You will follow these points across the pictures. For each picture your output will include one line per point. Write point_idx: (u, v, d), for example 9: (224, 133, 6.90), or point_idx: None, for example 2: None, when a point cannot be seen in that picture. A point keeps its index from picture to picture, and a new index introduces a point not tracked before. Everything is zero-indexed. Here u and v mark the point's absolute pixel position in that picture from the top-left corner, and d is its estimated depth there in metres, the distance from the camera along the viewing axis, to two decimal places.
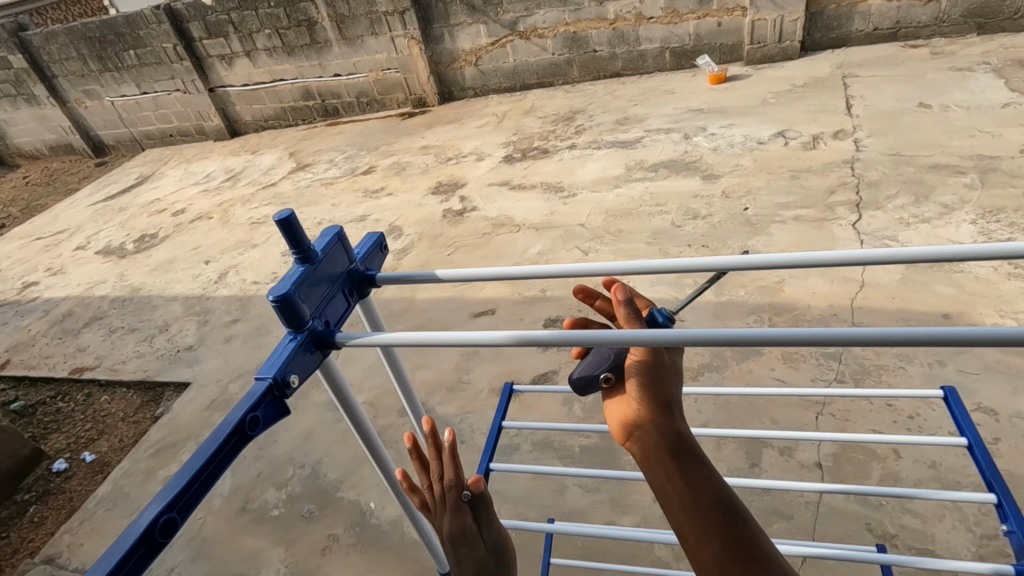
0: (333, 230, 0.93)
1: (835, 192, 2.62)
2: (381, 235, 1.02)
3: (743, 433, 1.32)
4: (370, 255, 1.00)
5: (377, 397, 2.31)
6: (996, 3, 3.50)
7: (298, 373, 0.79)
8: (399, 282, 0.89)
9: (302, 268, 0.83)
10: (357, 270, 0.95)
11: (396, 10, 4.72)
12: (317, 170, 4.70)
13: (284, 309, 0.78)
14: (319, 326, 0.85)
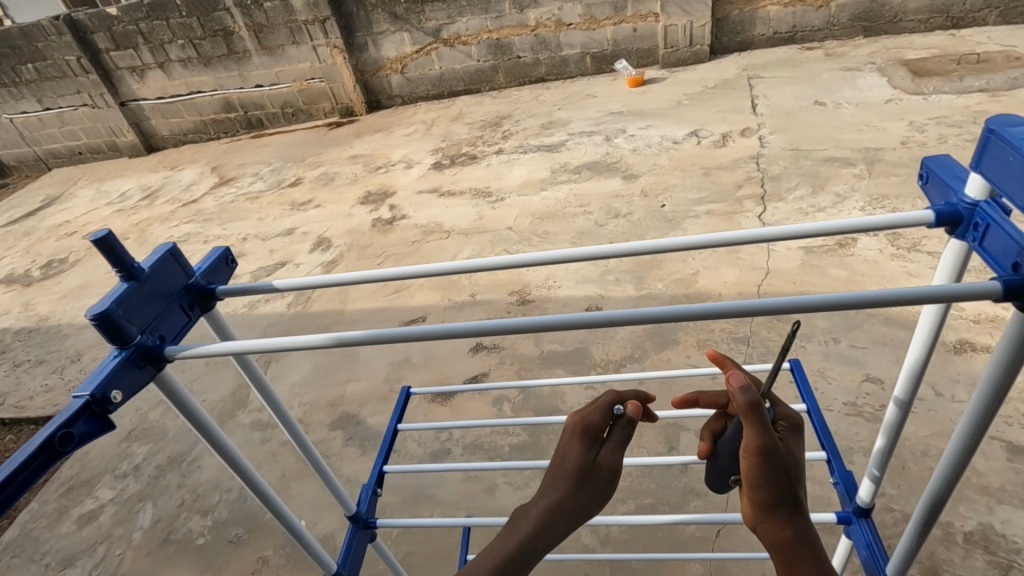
0: (167, 245, 0.87)
1: (742, 186, 2.79)
2: (227, 248, 0.97)
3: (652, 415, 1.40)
4: (214, 268, 0.94)
5: (307, 413, 2.26)
6: (877, 8, 3.82)
7: (121, 389, 0.74)
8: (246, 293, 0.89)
9: (126, 286, 0.77)
10: (197, 284, 0.90)
11: (317, 19, 4.64)
12: (241, 184, 4.54)
13: (105, 327, 0.73)
14: (150, 341, 0.80)
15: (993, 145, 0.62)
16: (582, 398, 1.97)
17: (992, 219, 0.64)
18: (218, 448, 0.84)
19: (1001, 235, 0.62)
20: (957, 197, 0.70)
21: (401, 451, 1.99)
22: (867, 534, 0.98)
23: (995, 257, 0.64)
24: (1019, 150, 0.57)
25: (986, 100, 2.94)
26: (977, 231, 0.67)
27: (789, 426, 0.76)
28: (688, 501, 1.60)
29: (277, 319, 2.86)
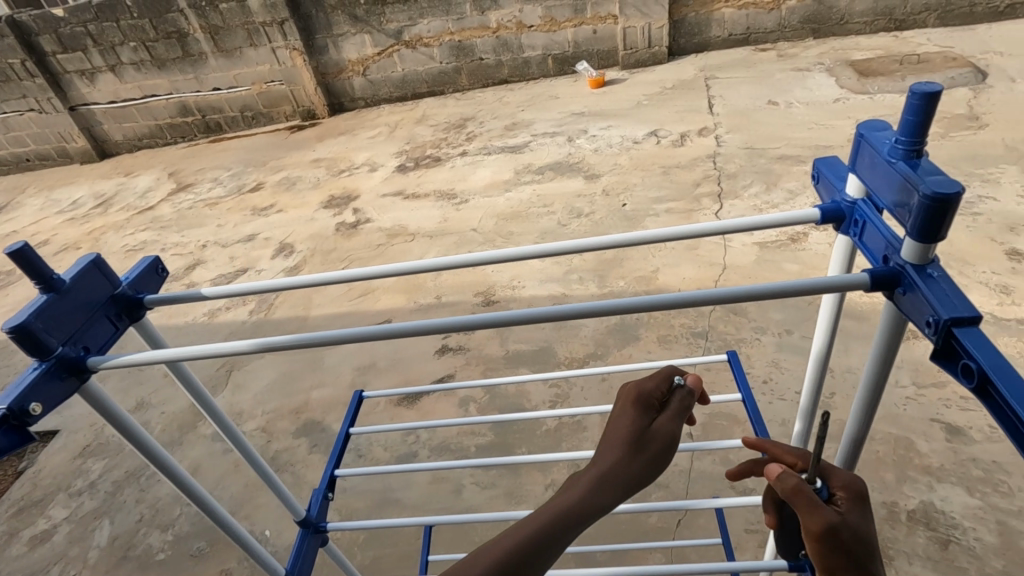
0: (90, 256, 0.85)
1: (700, 185, 2.86)
2: (157, 258, 0.96)
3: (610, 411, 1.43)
4: (142, 276, 0.93)
5: (270, 421, 2.23)
6: (825, 11, 3.96)
7: (41, 401, 0.72)
8: (171, 302, 0.87)
9: (46, 298, 0.76)
10: (124, 294, 0.89)
11: (275, 20, 4.56)
12: (199, 190, 4.43)
13: (23, 339, 0.71)
14: (73, 352, 0.78)
15: (864, 148, 0.67)
16: (546, 397, 2.00)
17: (866, 215, 0.69)
18: (154, 459, 0.82)
19: (874, 230, 0.67)
20: (839, 196, 0.75)
21: (368, 456, 1.98)
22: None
23: (871, 250, 0.68)
24: (882, 152, 0.62)
25: None
26: (856, 227, 0.72)
27: (850, 496, 0.64)
28: (649, 492, 1.64)
29: (239, 327, 2.80)
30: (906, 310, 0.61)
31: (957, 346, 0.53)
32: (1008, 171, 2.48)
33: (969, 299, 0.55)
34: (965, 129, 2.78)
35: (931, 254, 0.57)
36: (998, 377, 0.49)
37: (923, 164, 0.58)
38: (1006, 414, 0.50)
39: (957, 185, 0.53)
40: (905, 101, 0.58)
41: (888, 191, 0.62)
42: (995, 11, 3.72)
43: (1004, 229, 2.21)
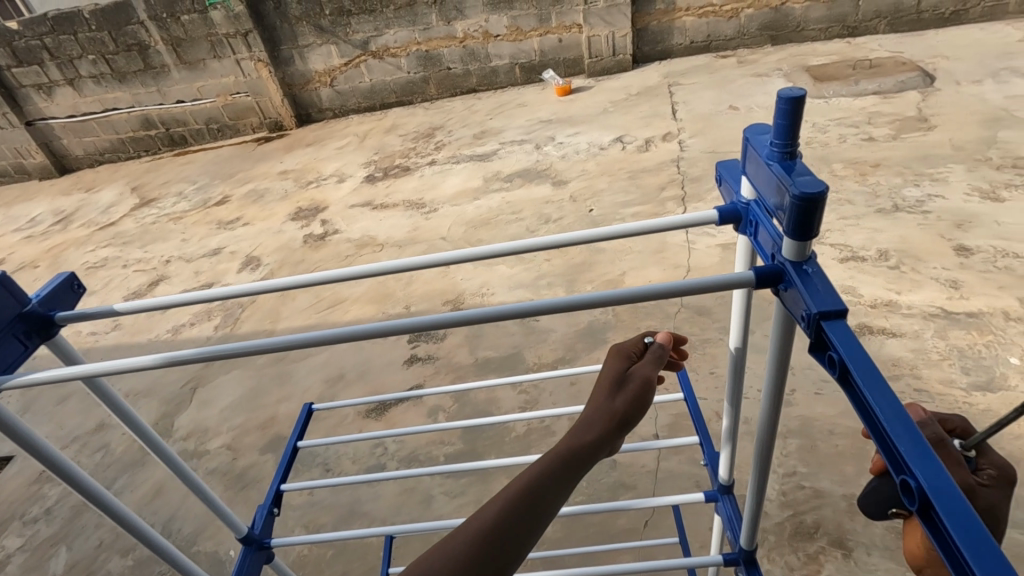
0: None
1: (665, 189, 2.90)
2: (72, 273, 0.93)
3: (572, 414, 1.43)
4: (55, 295, 0.89)
5: (235, 438, 2.18)
6: (782, 18, 4.08)
7: None
8: (81, 318, 0.85)
9: None
10: (36, 312, 0.86)
11: (239, 32, 4.51)
12: (164, 204, 4.34)
13: None
14: None
15: (750, 150, 0.69)
16: (516, 403, 1.99)
17: (756, 215, 0.71)
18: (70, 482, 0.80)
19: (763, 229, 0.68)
20: (737, 198, 0.77)
21: (336, 470, 1.95)
22: (730, 508, 1.01)
23: (762, 250, 0.70)
24: (761, 155, 0.64)
25: (878, 102, 3.20)
26: (752, 227, 0.74)
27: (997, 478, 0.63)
28: (617, 494, 1.65)
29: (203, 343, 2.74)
30: (788, 305, 0.62)
31: (825, 339, 0.55)
32: (956, 169, 2.57)
33: (837, 293, 0.57)
34: (916, 130, 2.88)
35: (807, 251, 0.59)
36: (853, 365, 0.51)
37: (795, 166, 0.61)
38: (862, 403, 0.52)
39: (821, 185, 0.55)
40: (775, 107, 0.61)
41: (769, 193, 0.64)
42: (941, 17, 3.88)
43: (954, 226, 2.29)
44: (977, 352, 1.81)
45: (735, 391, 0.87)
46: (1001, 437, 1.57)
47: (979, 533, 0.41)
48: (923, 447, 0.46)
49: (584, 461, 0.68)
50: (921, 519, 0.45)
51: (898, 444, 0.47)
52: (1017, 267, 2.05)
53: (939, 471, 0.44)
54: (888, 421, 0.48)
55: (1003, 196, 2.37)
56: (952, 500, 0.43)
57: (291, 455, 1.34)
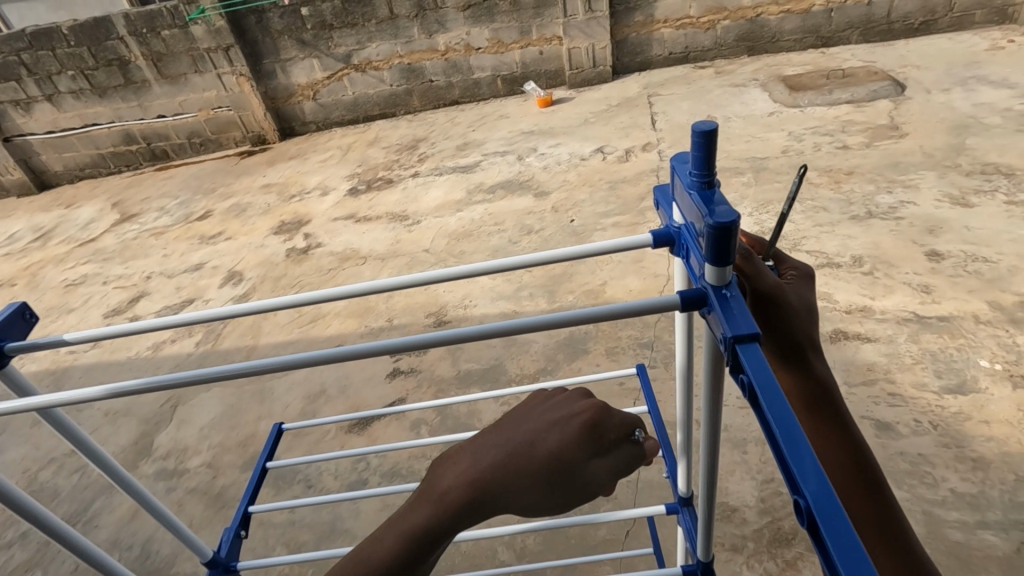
0: None
1: (645, 198, 2.93)
2: (24, 302, 0.92)
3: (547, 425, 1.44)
4: (6, 324, 0.89)
5: (216, 456, 2.16)
6: (757, 29, 4.16)
7: None
8: (30, 348, 0.85)
9: None
10: None
11: (220, 46, 4.50)
12: (145, 219, 4.30)
13: None
14: None
15: (676, 178, 0.72)
16: (497, 415, 2.00)
17: (685, 239, 0.73)
18: (24, 512, 0.82)
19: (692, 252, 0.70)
20: (670, 222, 0.80)
21: (318, 486, 1.94)
22: (690, 520, 1.03)
23: (692, 274, 0.72)
24: (684, 183, 0.67)
25: (851, 111, 3.27)
26: (683, 250, 0.76)
27: (798, 274, 0.84)
28: (598, 505, 1.65)
29: (184, 360, 2.71)
30: (711, 328, 0.64)
31: (740, 361, 0.56)
32: (927, 176, 2.63)
33: (752, 317, 0.59)
34: (888, 138, 2.95)
35: (727, 276, 0.61)
36: (762, 388, 0.52)
37: (714, 195, 0.64)
38: (768, 426, 0.53)
39: (734, 215, 0.57)
40: (691, 141, 0.64)
41: (693, 218, 0.67)
42: (911, 28, 3.98)
43: (925, 231, 2.34)
44: (949, 356, 1.84)
45: (686, 407, 0.89)
46: (973, 439, 1.60)
47: (858, 554, 0.43)
48: (818, 471, 0.47)
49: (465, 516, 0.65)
50: (813, 539, 0.46)
51: (794, 467, 0.48)
52: (986, 271, 2.09)
53: (831, 494, 0.46)
54: (786, 445, 0.49)
55: (973, 202, 2.43)
56: (837, 521, 0.44)
57: (261, 475, 1.35)
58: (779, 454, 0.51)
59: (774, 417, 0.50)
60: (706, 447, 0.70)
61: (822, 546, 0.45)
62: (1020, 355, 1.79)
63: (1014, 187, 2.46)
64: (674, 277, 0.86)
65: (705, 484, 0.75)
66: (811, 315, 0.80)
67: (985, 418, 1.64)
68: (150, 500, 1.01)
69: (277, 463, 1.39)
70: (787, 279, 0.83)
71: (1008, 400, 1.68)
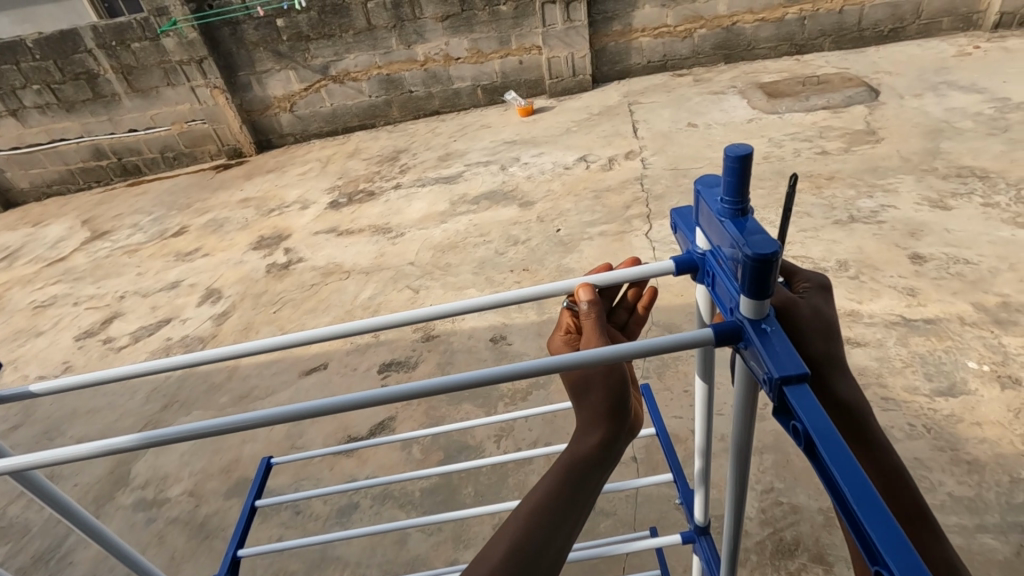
0: None
1: (630, 207, 2.93)
2: None
3: (551, 448, 1.40)
4: None
5: (197, 484, 2.07)
6: (734, 38, 4.22)
7: None
8: None
9: None
10: None
11: (192, 59, 4.40)
12: (117, 237, 4.16)
13: None
14: None
15: (702, 204, 0.71)
16: (491, 433, 1.95)
17: (711, 266, 0.72)
18: None
19: (722, 282, 0.68)
20: (692, 248, 0.78)
21: (306, 513, 1.86)
22: (708, 549, 1.02)
23: (720, 302, 0.71)
24: (714, 211, 0.66)
25: (828, 116, 3.32)
26: (708, 277, 0.75)
27: (811, 286, 0.78)
28: (598, 522, 1.61)
29: (161, 383, 2.61)
30: (749, 363, 0.63)
31: (789, 404, 0.55)
32: (905, 180, 2.68)
33: (796, 354, 0.57)
34: (865, 143, 3.00)
35: (765, 310, 0.60)
36: (820, 438, 0.51)
37: (747, 223, 0.62)
38: (830, 477, 0.51)
39: (773, 245, 0.56)
40: (723, 166, 0.63)
41: (723, 245, 0.66)
42: (881, 34, 4.08)
43: (907, 235, 2.37)
44: (937, 358, 1.86)
45: (705, 435, 0.89)
46: (966, 442, 1.61)
47: None
48: (892, 531, 0.46)
49: (593, 471, 0.74)
50: None
51: (870, 530, 0.46)
52: (968, 273, 2.12)
53: (911, 558, 0.44)
54: (856, 500, 0.47)
55: (951, 204, 2.48)
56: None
57: (246, 520, 1.31)
58: (847, 508, 0.49)
59: (838, 470, 0.49)
60: (735, 464, 0.71)
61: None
62: (1006, 355, 1.82)
63: (990, 189, 2.51)
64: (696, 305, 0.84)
65: (733, 508, 0.75)
66: (832, 329, 0.73)
67: (977, 420, 1.66)
68: (121, 548, 0.94)
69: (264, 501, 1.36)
70: (800, 293, 0.77)
71: (997, 401, 1.70)
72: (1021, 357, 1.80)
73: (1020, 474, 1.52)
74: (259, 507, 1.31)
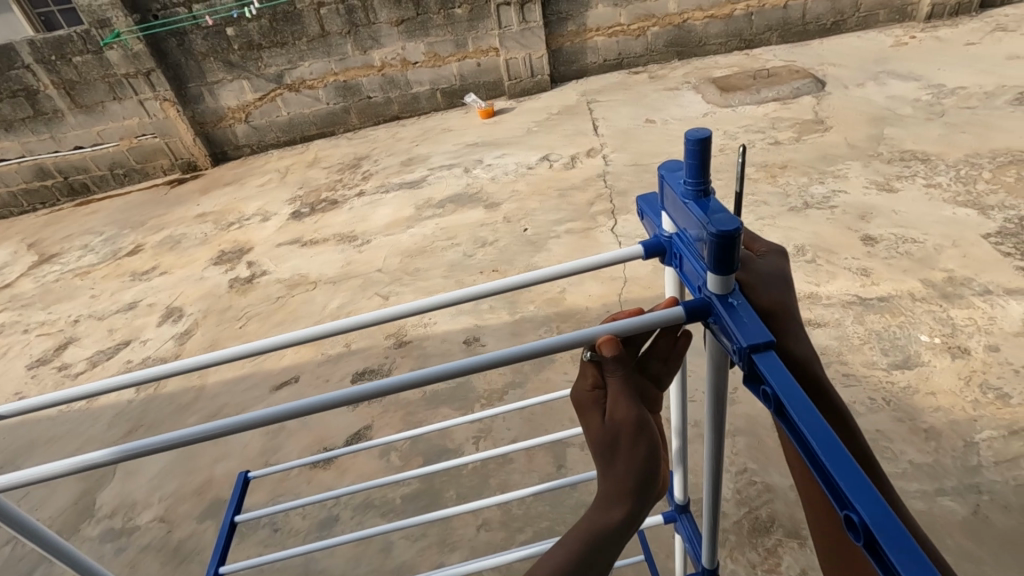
0: None
1: (594, 204, 2.97)
2: None
3: (544, 439, 1.39)
4: None
5: (169, 508, 2.00)
6: (685, 35, 4.33)
7: None
8: None
9: None
10: None
11: (140, 71, 4.25)
12: (67, 259, 3.99)
13: None
14: None
15: (666, 187, 0.73)
16: (470, 434, 1.95)
17: (678, 248, 0.74)
18: None
19: (690, 264, 0.71)
20: (658, 233, 0.80)
21: (285, 529, 1.82)
22: (688, 527, 1.05)
23: (688, 282, 0.73)
24: (678, 193, 0.68)
25: (779, 108, 3.44)
26: (676, 259, 0.77)
27: (770, 248, 0.80)
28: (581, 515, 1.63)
29: (125, 408, 2.51)
30: (718, 337, 0.65)
31: (758, 370, 0.58)
32: (853, 166, 2.80)
33: (762, 325, 0.60)
34: (815, 132, 3.12)
35: (731, 284, 0.62)
36: (789, 399, 0.54)
37: (711, 203, 0.65)
38: (800, 436, 0.54)
39: (735, 222, 0.59)
40: (685, 149, 0.65)
41: (689, 226, 0.68)
42: (824, 28, 4.25)
43: (857, 218, 2.48)
44: (892, 333, 1.95)
45: (682, 412, 0.91)
46: (922, 411, 1.70)
47: (918, 559, 0.44)
48: (861, 480, 0.48)
49: (615, 547, 0.65)
50: (867, 552, 0.47)
51: (838, 479, 0.49)
52: (916, 252, 2.23)
53: (880, 503, 0.47)
54: (823, 452, 0.50)
55: (897, 187, 2.60)
56: (893, 534, 0.45)
57: (227, 533, 1.28)
58: (817, 462, 0.52)
59: (807, 427, 0.52)
60: (711, 445, 0.74)
61: (882, 561, 0.46)
62: (954, 327, 1.92)
63: (931, 171, 2.64)
64: (664, 287, 0.86)
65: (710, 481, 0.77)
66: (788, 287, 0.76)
67: (931, 390, 1.75)
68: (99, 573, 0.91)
69: (244, 515, 1.34)
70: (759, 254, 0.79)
71: (949, 371, 1.79)
72: (968, 328, 1.91)
73: (972, 438, 1.61)
74: (238, 522, 1.28)
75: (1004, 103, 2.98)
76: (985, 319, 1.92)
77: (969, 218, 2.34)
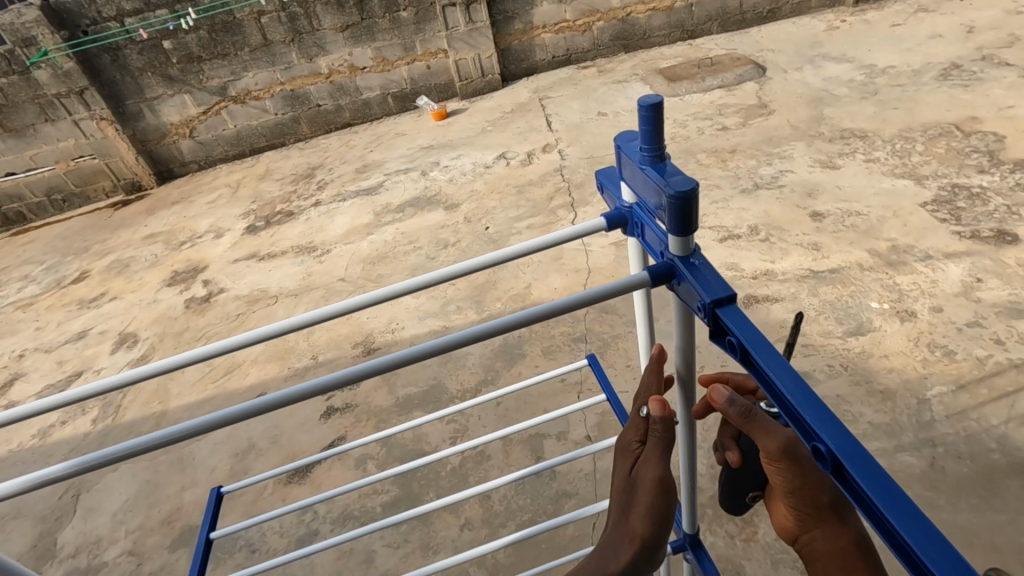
0: None
1: (554, 199, 3.00)
2: None
3: (517, 429, 1.40)
4: None
5: (137, 541, 1.92)
6: (629, 28, 4.41)
7: None
8: None
9: None
10: None
11: (72, 90, 4.05)
12: (6, 292, 3.77)
13: None
14: None
15: (624, 157, 0.75)
16: (446, 435, 1.94)
17: (640, 217, 0.76)
18: None
19: (652, 232, 0.73)
20: (619, 205, 0.82)
21: (263, 549, 1.78)
22: None
23: (651, 250, 0.75)
24: (635, 161, 0.70)
25: (724, 95, 3.54)
26: (638, 228, 0.79)
27: None
28: (562, 504, 1.65)
29: (81, 441, 2.40)
30: (683, 299, 0.67)
31: (722, 324, 0.60)
32: (797, 146, 2.91)
33: (723, 280, 0.63)
34: (759, 116, 3.23)
35: (691, 245, 0.64)
36: (753, 345, 0.56)
37: (667, 167, 0.67)
38: (766, 379, 0.57)
39: (692, 182, 0.61)
40: (639, 116, 0.67)
41: (649, 195, 0.70)
42: (760, 16, 4.39)
43: (805, 196, 2.57)
44: (845, 303, 2.03)
45: None
46: (877, 373, 1.78)
47: (880, 477, 0.47)
48: (824, 412, 0.51)
49: None
50: (836, 478, 0.50)
51: (805, 416, 0.51)
52: (861, 224, 2.34)
53: (842, 431, 0.50)
54: (788, 390, 0.53)
55: (838, 163, 2.71)
56: (858, 456, 0.48)
57: (203, 549, 1.24)
58: (783, 403, 0.55)
59: (772, 369, 0.55)
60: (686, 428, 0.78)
61: (850, 486, 0.49)
62: (901, 292, 2.02)
63: (869, 147, 2.77)
64: (629, 259, 0.87)
65: (686, 462, 0.81)
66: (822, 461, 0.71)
67: (884, 353, 1.83)
68: None
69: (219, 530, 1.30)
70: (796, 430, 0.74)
71: (899, 334, 1.88)
72: (913, 292, 2.01)
73: (925, 395, 1.69)
74: (213, 539, 1.24)
75: (931, 78, 3.14)
76: (928, 282, 2.03)
77: (907, 189, 2.46)
